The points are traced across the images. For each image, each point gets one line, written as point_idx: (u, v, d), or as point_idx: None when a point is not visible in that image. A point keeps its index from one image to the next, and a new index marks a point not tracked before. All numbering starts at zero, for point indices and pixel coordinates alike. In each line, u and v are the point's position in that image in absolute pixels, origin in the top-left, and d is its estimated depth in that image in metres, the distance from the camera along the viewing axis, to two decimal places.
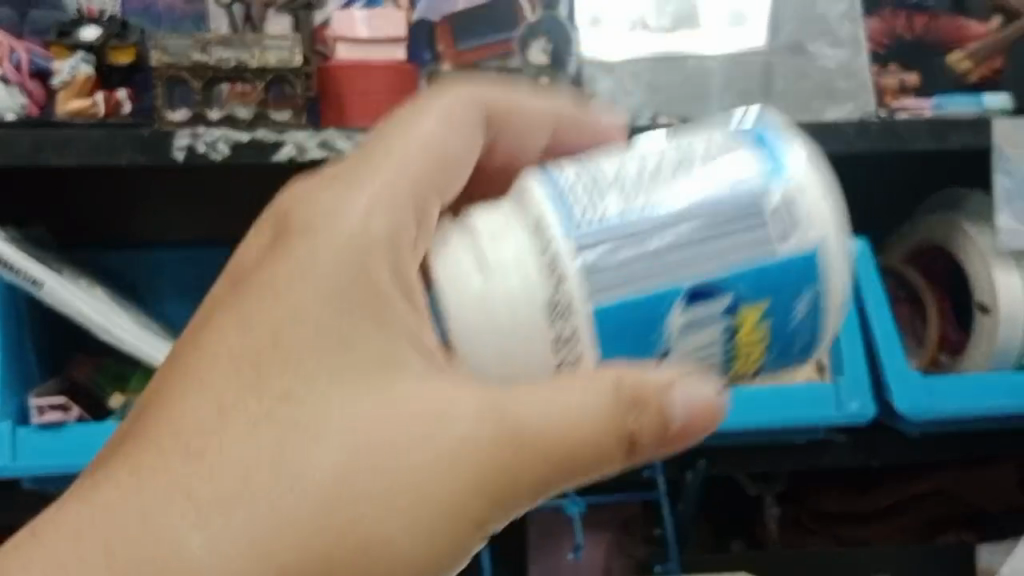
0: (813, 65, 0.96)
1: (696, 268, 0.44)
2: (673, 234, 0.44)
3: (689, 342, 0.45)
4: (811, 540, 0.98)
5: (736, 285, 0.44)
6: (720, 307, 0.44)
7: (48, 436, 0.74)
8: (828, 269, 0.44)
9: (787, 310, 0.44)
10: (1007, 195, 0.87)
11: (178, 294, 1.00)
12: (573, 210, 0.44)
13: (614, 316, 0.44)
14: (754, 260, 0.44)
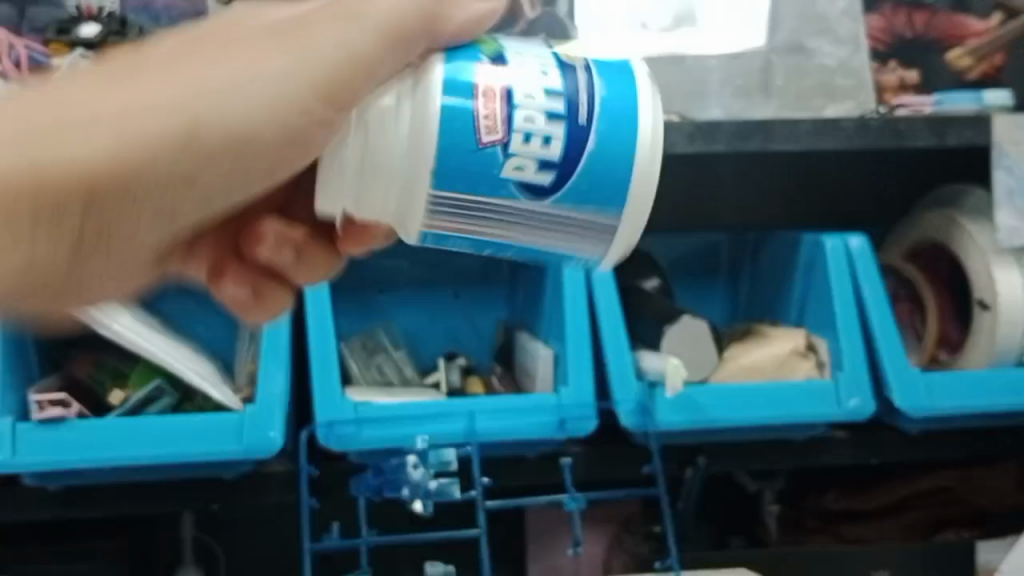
0: (812, 62, 0.97)
1: (525, 157, 0.45)
2: (528, 125, 0.45)
3: (466, 223, 0.47)
4: (811, 539, 0.97)
5: (571, 130, 0.45)
6: (530, 206, 0.47)
7: (49, 432, 0.75)
8: (606, 241, 0.48)
9: (567, 250, 0.49)
10: (1008, 192, 0.87)
11: (177, 290, 0.99)
12: (499, 68, 0.45)
13: (445, 141, 0.45)
14: (600, 150, 0.46)
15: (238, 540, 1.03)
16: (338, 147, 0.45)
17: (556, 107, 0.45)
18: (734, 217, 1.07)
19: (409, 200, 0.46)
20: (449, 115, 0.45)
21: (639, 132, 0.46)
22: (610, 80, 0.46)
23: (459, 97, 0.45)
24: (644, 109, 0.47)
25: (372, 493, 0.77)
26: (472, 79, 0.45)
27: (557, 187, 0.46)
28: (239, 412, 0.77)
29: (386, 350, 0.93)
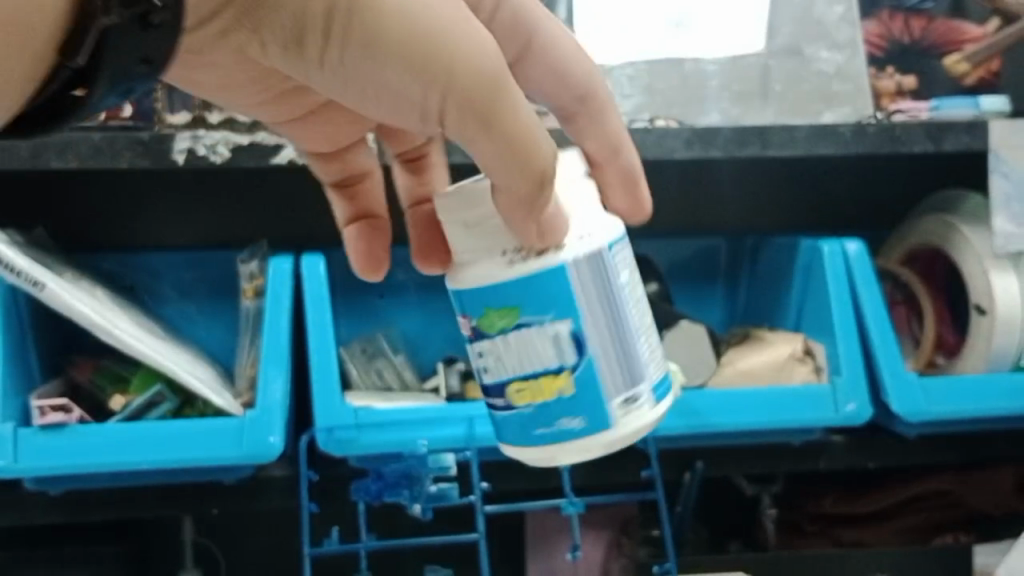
0: (810, 68, 0.97)
1: (528, 349, 0.52)
2: (548, 338, 0.52)
3: (469, 320, 0.54)
4: (807, 543, 0.96)
5: (565, 384, 0.53)
6: (497, 367, 0.53)
7: (51, 437, 0.75)
8: (517, 445, 0.55)
9: (506, 414, 0.54)
10: (1005, 198, 0.88)
11: (178, 296, 1.00)
12: (585, 310, 0.52)
13: (533, 293, 0.51)
14: (551, 401, 0.53)
15: (237, 543, 1.03)
16: (475, 198, 0.52)
17: (581, 359, 0.52)
18: (732, 222, 1.08)
19: (488, 274, 0.52)
20: (529, 287, 0.51)
21: (592, 445, 0.53)
22: (611, 418, 0.53)
23: (564, 294, 0.52)
24: (593, 437, 0.53)
25: (372, 497, 0.80)
26: (569, 309, 0.52)
27: (515, 381, 0.53)
28: (240, 416, 0.77)
29: (386, 355, 0.94)
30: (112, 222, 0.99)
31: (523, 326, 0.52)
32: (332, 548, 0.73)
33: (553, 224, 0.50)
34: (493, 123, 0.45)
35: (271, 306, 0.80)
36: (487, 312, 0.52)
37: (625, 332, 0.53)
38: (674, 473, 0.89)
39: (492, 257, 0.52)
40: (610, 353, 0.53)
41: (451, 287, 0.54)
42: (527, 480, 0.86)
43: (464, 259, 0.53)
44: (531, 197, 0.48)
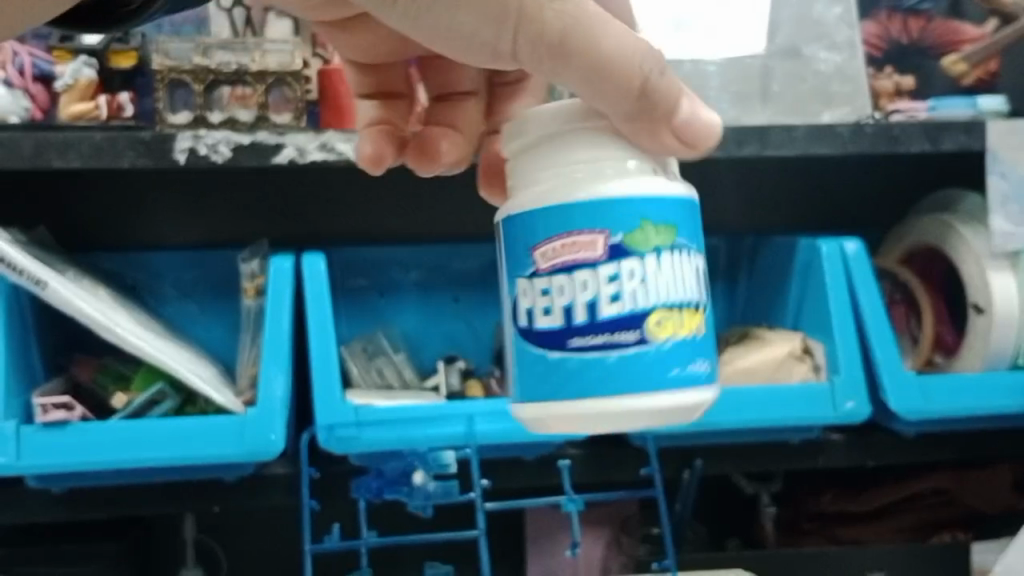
0: (808, 68, 0.98)
1: (671, 278, 0.46)
2: (689, 268, 0.47)
3: (569, 241, 0.46)
4: (805, 540, 0.98)
5: (700, 321, 0.47)
6: (629, 295, 0.46)
7: (53, 434, 0.75)
8: (570, 400, 0.46)
9: (558, 359, 0.47)
10: (1002, 197, 0.88)
11: (179, 295, 1.00)
12: (706, 246, 0.49)
13: (636, 213, 0.46)
14: (692, 337, 0.46)
15: (238, 541, 1.04)
16: (529, 122, 0.47)
17: (709, 299, 0.48)
18: (731, 221, 1.09)
19: (545, 198, 0.46)
20: (663, 205, 0.46)
21: (679, 408, 0.46)
22: (719, 376, 0.48)
23: (629, 212, 0.46)
24: (708, 392, 0.47)
25: (372, 495, 0.81)
26: (698, 241, 0.48)
27: (649, 314, 0.45)
28: (241, 414, 0.78)
29: (386, 354, 0.94)
30: (115, 222, 1.00)
31: (678, 249, 0.47)
32: (333, 546, 0.74)
33: (693, 127, 0.43)
34: (567, 47, 0.39)
35: (271, 305, 0.81)
36: (638, 226, 0.46)
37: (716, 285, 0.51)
38: (673, 471, 0.90)
39: (605, 170, 0.46)
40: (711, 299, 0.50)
41: (517, 212, 0.48)
42: (527, 479, 0.86)
43: (522, 188, 0.48)
44: (648, 111, 0.43)
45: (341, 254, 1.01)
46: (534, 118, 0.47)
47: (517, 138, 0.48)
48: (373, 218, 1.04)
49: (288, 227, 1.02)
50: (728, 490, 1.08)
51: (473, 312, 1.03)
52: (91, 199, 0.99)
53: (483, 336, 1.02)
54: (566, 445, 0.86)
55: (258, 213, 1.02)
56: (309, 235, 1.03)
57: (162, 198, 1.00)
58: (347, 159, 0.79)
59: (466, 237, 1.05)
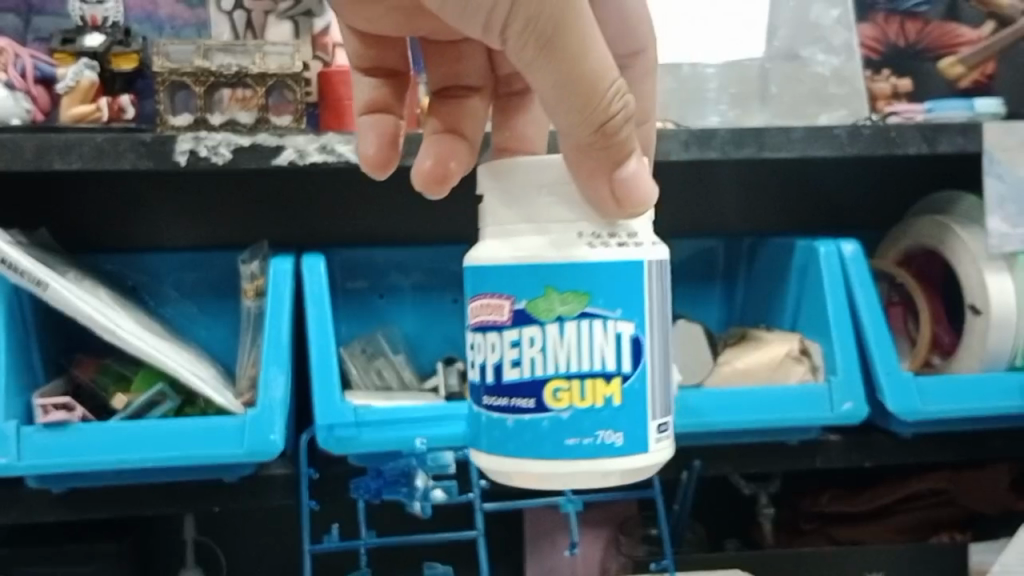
0: (806, 71, 0.99)
1: (577, 347, 0.49)
2: (609, 337, 0.49)
3: (484, 303, 0.50)
4: (806, 540, 0.98)
5: (616, 391, 0.49)
6: (530, 361, 0.49)
7: (54, 435, 0.76)
8: (508, 455, 0.50)
9: (495, 418, 0.51)
10: (999, 199, 0.88)
11: (179, 296, 1.00)
12: (649, 319, 0.50)
13: (537, 282, 0.48)
14: (598, 408, 0.49)
15: (238, 542, 1.04)
16: (518, 167, 0.49)
17: (637, 371, 0.49)
18: (730, 223, 1.09)
19: (515, 253, 0.49)
20: (590, 272, 0.48)
21: (602, 470, 0.49)
22: (651, 440, 0.50)
23: (627, 283, 0.48)
24: (628, 458, 0.49)
25: (372, 495, 0.79)
26: (638, 311, 0.49)
27: (550, 382, 0.49)
28: (241, 415, 0.78)
29: (386, 355, 0.95)
30: (115, 224, 1.00)
31: (588, 319, 0.48)
32: (333, 545, 0.74)
33: (635, 185, 0.48)
34: (556, 41, 0.43)
35: (272, 306, 0.81)
36: (542, 294, 0.48)
37: (667, 352, 0.51)
38: (672, 472, 0.90)
39: (571, 236, 0.48)
40: (656, 363, 0.51)
41: (467, 265, 0.51)
42: (526, 480, 0.86)
43: (487, 235, 0.50)
44: (602, 145, 0.46)
45: (342, 256, 1.01)
46: (517, 166, 0.49)
47: (494, 181, 0.50)
48: (373, 219, 1.04)
49: (288, 228, 1.03)
50: (727, 491, 1.08)
51: None
52: (92, 201, 0.99)
53: None
54: None
55: (259, 215, 1.02)
56: (308, 236, 1.03)
57: (161, 199, 1.00)
58: (346, 161, 0.80)
59: (466, 237, 1.06)
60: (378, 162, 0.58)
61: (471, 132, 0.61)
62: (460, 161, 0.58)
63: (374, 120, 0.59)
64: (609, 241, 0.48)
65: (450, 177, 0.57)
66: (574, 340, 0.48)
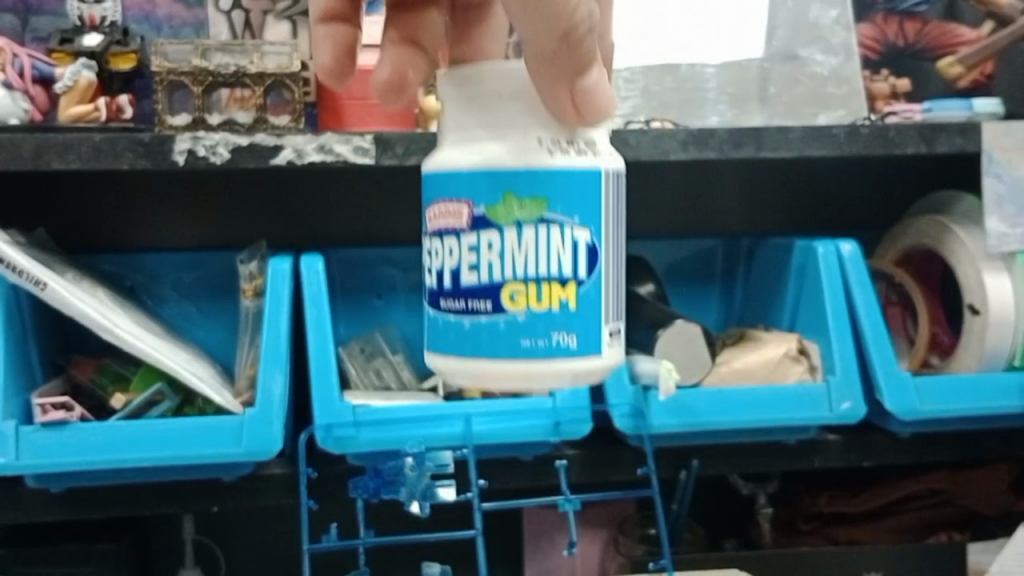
0: (804, 71, 0.99)
1: (535, 252, 0.48)
2: (569, 243, 0.49)
3: (443, 209, 0.50)
4: (802, 541, 0.97)
5: (571, 295, 0.49)
6: (488, 267, 0.49)
7: (52, 434, 0.76)
8: (464, 357, 0.50)
9: (450, 320, 0.50)
10: (997, 199, 0.88)
11: (178, 296, 1.01)
12: (607, 229, 0.50)
13: (497, 185, 0.48)
14: (554, 311, 0.49)
15: (237, 542, 1.04)
16: (484, 74, 0.48)
17: (594, 279, 0.50)
18: (728, 223, 1.09)
19: (475, 158, 0.49)
20: (551, 178, 0.48)
21: (557, 373, 0.49)
22: (605, 344, 0.50)
23: (586, 191, 0.49)
24: (583, 360, 0.49)
25: (371, 494, 0.77)
26: (596, 219, 0.49)
27: (508, 284, 0.49)
28: (239, 415, 0.78)
29: (384, 355, 0.95)
30: (114, 223, 1.00)
31: (547, 224, 0.48)
32: (331, 544, 0.74)
33: (595, 95, 0.44)
34: None
35: (270, 306, 0.81)
36: (501, 200, 0.48)
37: (622, 265, 0.52)
38: (670, 472, 0.89)
39: (530, 141, 0.48)
40: (613, 274, 0.51)
41: (428, 169, 0.51)
42: (525, 480, 0.86)
43: (449, 143, 0.50)
44: (565, 54, 0.42)
45: (338, 256, 1.03)
46: (482, 73, 0.48)
47: (458, 85, 0.49)
48: (371, 220, 1.04)
49: (286, 228, 1.03)
50: (725, 491, 1.08)
51: None
52: (90, 200, 0.99)
53: None
54: (563, 445, 0.86)
55: (257, 215, 1.02)
56: (306, 235, 1.03)
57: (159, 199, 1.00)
58: (344, 161, 0.80)
59: None
60: (335, 73, 0.50)
61: (432, 41, 0.50)
62: (420, 73, 0.50)
63: (329, 27, 0.50)
64: (569, 149, 0.48)
65: (408, 89, 0.50)
66: (534, 245, 0.48)
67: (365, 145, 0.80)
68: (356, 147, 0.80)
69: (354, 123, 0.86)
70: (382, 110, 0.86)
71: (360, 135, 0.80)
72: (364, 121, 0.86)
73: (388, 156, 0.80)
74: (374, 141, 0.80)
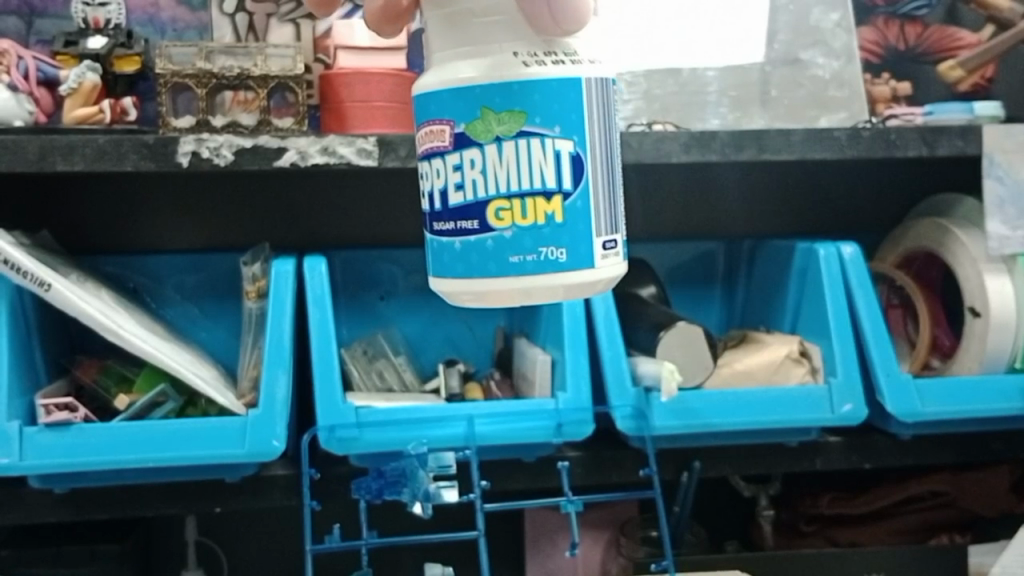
0: (806, 74, 1.00)
1: (517, 166, 0.50)
2: (550, 155, 0.51)
3: (428, 131, 0.52)
4: (804, 543, 0.98)
5: (557, 209, 0.51)
6: (472, 185, 0.51)
7: (57, 435, 0.76)
8: (458, 277, 0.52)
9: (444, 242, 0.53)
10: (998, 201, 0.89)
11: (180, 298, 1.00)
12: (590, 137, 0.52)
13: (474, 103, 0.50)
14: (540, 225, 0.50)
15: (239, 543, 1.04)
16: None
17: (578, 189, 0.51)
18: (729, 225, 1.10)
19: (460, 76, 0.50)
20: (528, 90, 0.50)
21: (549, 286, 0.51)
22: (596, 253, 0.51)
23: (563, 101, 0.50)
24: (573, 273, 0.51)
25: (373, 496, 0.77)
26: (578, 129, 0.51)
27: (492, 201, 0.51)
28: (243, 416, 0.79)
29: (387, 356, 0.95)
30: (117, 225, 1.00)
31: (527, 137, 0.50)
32: (333, 545, 0.74)
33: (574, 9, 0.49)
34: None
35: (273, 307, 0.81)
36: (479, 115, 0.50)
37: (614, 173, 0.53)
38: (672, 474, 0.89)
39: (508, 54, 0.50)
40: (600, 184, 0.52)
41: (415, 93, 0.53)
42: (527, 481, 0.86)
43: (436, 60, 0.52)
44: None
45: (342, 257, 1.02)
46: None
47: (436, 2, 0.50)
48: (374, 221, 1.05)
49: (288, 231, 1.04)
50: (726, 493, 1.08)
51: (474, 317, 1.03)
52: (93, 202, 0.99)
53: (482, 339, 1.03)
54: (565, 446, 0.86)
55: (260, 217, 1.03)
56: (309, 238, 1.04)
57: (161, 201, 1.00)
58: (348, 163, 0.80)
59: None
60: None
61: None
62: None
63: None
64: (546, 59, 0.50)
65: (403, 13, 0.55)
66: (514, 157, 0.50)
67: (368, 147, 0.80)
68: (359, 149, 0.80)
69: (357, 125, 0.86)
70: (385, 113, 0.86)
71: (363, 137, 0.80)
72: (367, 123, 0.86)
73: (390, 158, 0.81)
74: (377, 142, 0.80)
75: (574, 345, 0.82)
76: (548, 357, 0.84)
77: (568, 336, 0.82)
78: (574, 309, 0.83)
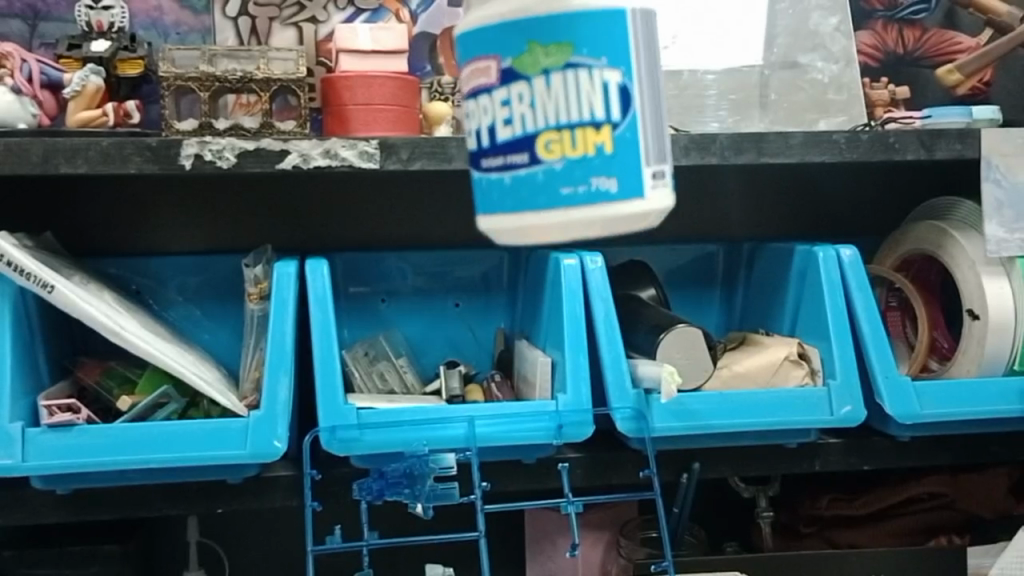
0: (804, 77, 1.01)
1: (565, 95, 0.44)
2: (598, 84, 0.45)
3: (473, 66, 0.47)
4: (803, 544, 0.99)
5: (606, 139, 0.45)
6: (520, 119, 0.45)
7: (60, 436, 0.77)
8: (505, 214, 0.46)
9: (494, 180, 0.47)
10: (996, 204, 0.89)
11: (183, 300, 1.01)
12: (638, 65, 0.46)
13: (521, 34, 0.45)
14: (591, 157, 0.44)
15: (240, 544, 1.05)
16: None
17: (629, 118, 0.45)
18: (729, 227, 1.10)
19: (493, 12, 0.46)
20: (575, 16, 0.44)
21: (603, 222, 0.45)
22: (646, 185, 0.45)
23: (614, 27, 0.45)
24: (627, 205, 0.45)
25: (375, 497, 0.77)
26: (623, 57, 0.45)
27: (541, 132, 0.45)
28: (245, 417, 0.79)
29: (388, 358, 0.96)
30: (120, 227, 1.01)
31: (575, 68, 0.45)
32: (334, 546, 0.74)
33: None
34: None
35: (275, 309, 0.82)
36: (526, 49, 0.45)
37: (661, 103, 0.47)
38: (671, 475, 0.90)
39: None
40: (652, 116, 0.46)
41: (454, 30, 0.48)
42: (527, 482, 0.87)
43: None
44: None
45: (344, 258, 1.02)
46: None
47: None
48: (375, 223, 1.05)
49: (290, 234, 1.04)
50: (726, 494, 1.09)
51: (474, 319, 1.04)
52: (96, 205, 1.00)
53: (484, 341, 1.04)
54: (565, 448, 0.87)
55: (261, 220, 1.03)
56: (311, 241, 1.04)
57: (162, 204, 1.01)
58: (350, 166, 0.81)
59: (465, 241, 1.07)
60: None
61: None
62: None
63: None
64: None
65: None
66: (563, 84, 0.44)
67: (370, 150, 0.81)
68: (361, 152, 0.81)
69: (358, 127, 0.86)
70: (386, 116, 0.86)
71: (365, 140, 0.81)
72: (368, 126, 0.86)
73: (392, 161, 0.81)
74: (379, 145, 0.81)
75: (573, 348, 0.83)
76: (548, 359, 0.85)
77: (568, 338, 0.83)
78: (573, 311, 0.84)
